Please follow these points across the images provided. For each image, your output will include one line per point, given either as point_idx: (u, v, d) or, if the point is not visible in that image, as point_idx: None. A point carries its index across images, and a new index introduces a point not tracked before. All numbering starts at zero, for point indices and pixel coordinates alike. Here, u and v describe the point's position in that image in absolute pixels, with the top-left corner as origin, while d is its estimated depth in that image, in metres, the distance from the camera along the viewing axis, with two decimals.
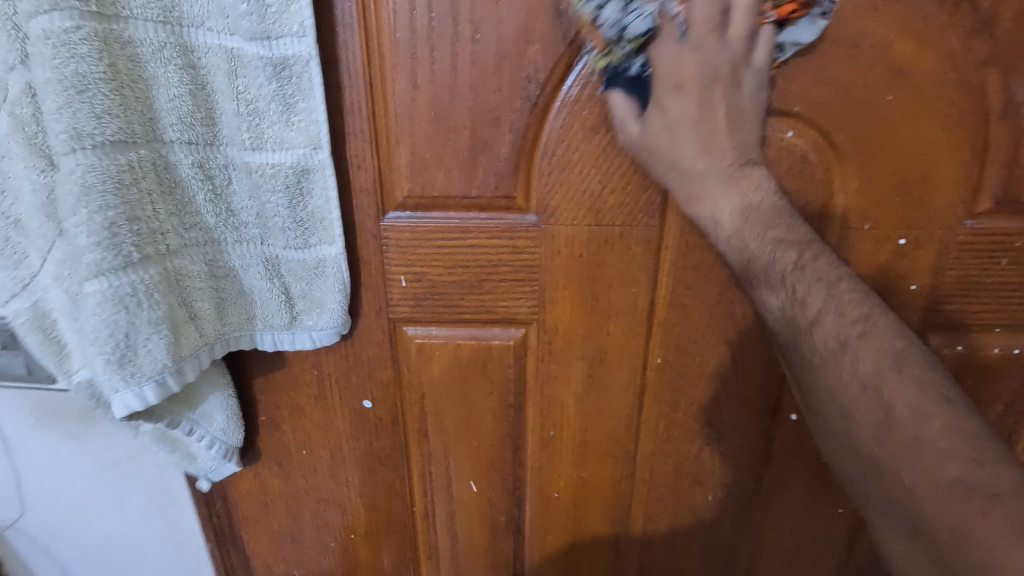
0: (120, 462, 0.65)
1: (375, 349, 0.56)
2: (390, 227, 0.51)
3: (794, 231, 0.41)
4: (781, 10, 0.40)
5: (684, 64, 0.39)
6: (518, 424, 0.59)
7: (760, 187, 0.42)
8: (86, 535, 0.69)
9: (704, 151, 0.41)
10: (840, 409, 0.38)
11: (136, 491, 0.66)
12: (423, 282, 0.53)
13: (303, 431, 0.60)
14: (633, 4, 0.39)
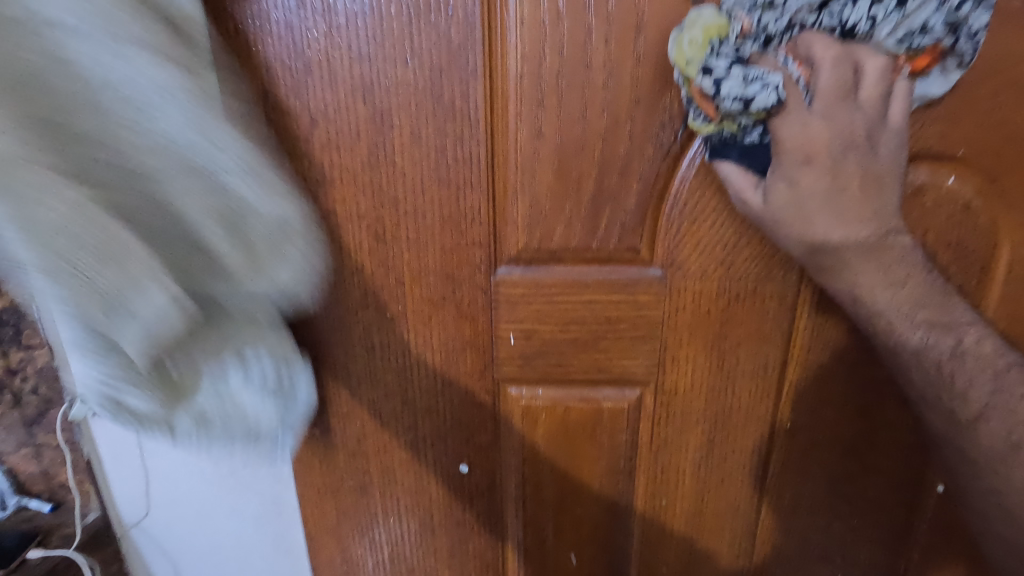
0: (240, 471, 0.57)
1: (476, 411, 0.52)
2: (501, 282, 0.47)
3: (947, 311, 0.38)
4: (915, 63, 0.36)
5: (821, 133, 0.34)
6: (627, 492, 0.54)
7: (907, 259, 0.37)
8: (191, 543, 0.62)
9: (841, 228, 0.36)
10: (1002, 509, 0.38)
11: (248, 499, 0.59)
12: (533, 340, 0.49)
13: (392, 497, 0.56)
14: (752, 73, 0.33)
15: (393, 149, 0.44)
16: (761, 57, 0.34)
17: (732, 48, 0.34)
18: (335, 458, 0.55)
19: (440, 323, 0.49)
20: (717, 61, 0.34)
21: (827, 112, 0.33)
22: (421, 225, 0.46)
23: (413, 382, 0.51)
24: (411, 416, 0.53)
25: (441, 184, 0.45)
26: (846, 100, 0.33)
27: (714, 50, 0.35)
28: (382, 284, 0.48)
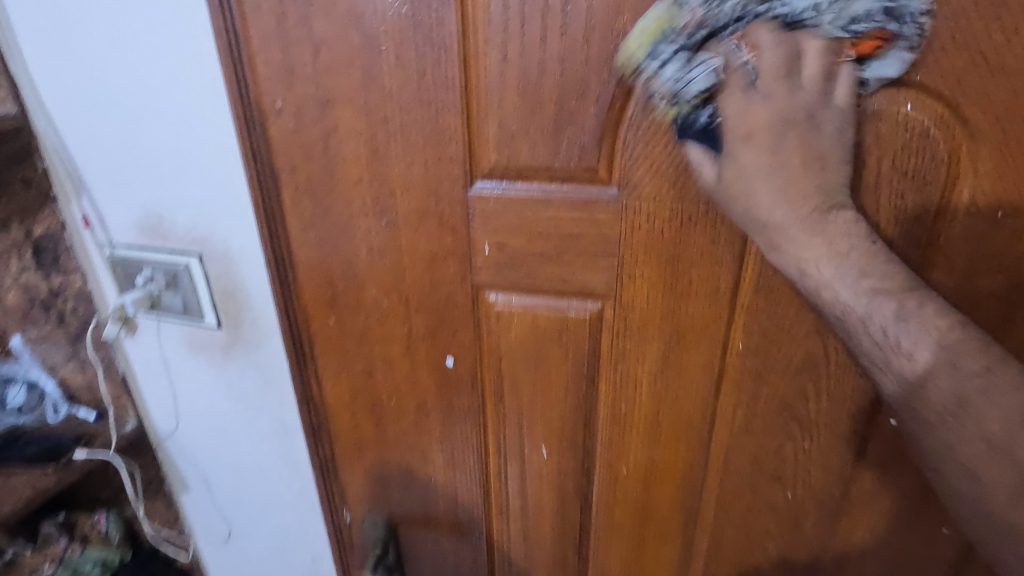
0: (249, 394, 0.82)
1: (459, 312, 0.59)
2: (476, 196, 0.53)
3: (888, 278, 0.40)
4: (859, 46, 0.39)
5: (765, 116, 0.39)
6: (590, 396, 0.60)
7: (850, 234, 0.41)
8: (217, 450, 0.89)
9: (783, 203, 0.40)
10: (966, 468, 0.38)
11: (265, 415, 0.83)
12: (505, 251, 0.55)
13: (392, 382, 0.66)
14: (695, 59, 0.40)
15: (381, 72, 0.50)
16: (712, 45, 0.40)
17: (675, 42, 0.41)
18: (346, 345, 0.65)
19: (426, 230, 0.56)
20: (663, 59, 0.42)
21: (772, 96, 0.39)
22: (407, 141, 0.53)
23: (405, 283, 0.60)
24: (405, 313, 0.61)
25: (422, 105, 0.51)
26: (775, 80, 0.39)
27: (657, 49, 0.42)
28: (377, 193, 0.56)
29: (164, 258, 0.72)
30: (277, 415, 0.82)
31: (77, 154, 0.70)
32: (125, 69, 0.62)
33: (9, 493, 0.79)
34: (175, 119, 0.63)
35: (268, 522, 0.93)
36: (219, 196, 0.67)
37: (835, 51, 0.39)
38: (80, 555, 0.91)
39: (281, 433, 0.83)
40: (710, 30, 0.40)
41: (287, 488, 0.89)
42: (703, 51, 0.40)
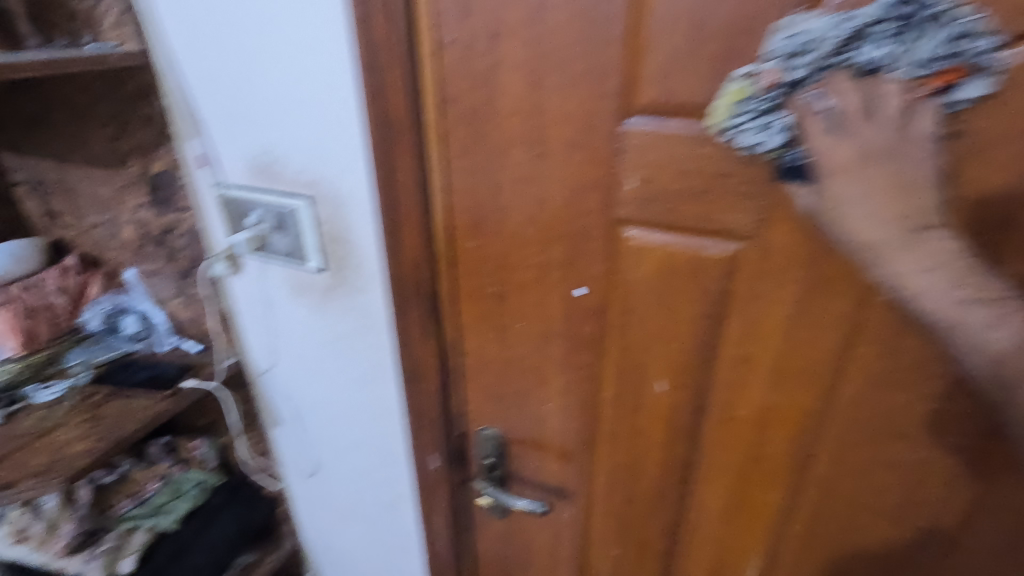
0: (345, 342, 0.90)
1: (596, 245, 0.63)
2: (628, 130, 0.56)
3: (986, 288, 0.40)
4: (943, 78, 0.42)
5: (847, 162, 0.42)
6: (717, 334, 0.62)
7: (942, 249, 0.41)
8: (316, 387, 0.99)
9: (873, 216, 0.42)
10: None
11: (353, 363, 0.91)
12: (651, 186, 0.57)
13: (523, 307, 0.72)
14: (846, 47, 0.43)
15: (550, 6, 0.53)
16: (846, 64, 0.43)
17: (760, 101, 0.47)
18: (484, 268, 0.71)
19: (575, 162, 0.59)
20: (745, 118, 0.49)
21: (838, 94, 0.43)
22: (567, 75, 0.55)
23: (548, 213, 0.64)
24: (543, 242, 0.66)
25: (588, 39, 0.53)
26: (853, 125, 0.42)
27: (738, 110, 0.49)
28: (532, 124, 0.59)
29: (273, 199, 0.81)
30: (370, 364, 0.88)
31: (196, 104, 0.80)
32: (243, 26, 0.70)
33: (130, 416, 0.91)
34: (296, 73, 0.69)
35: (366, 457, 1.00)
36: (337, 148, 0.71)
37: (913, 88, 0.42)
38: (183, 474, 1.18)
39: (365, 381, 0.91)
40: (835, 45, 0.43)
41: (378, 438, 0.96)
42: (782, 109, 0.46)
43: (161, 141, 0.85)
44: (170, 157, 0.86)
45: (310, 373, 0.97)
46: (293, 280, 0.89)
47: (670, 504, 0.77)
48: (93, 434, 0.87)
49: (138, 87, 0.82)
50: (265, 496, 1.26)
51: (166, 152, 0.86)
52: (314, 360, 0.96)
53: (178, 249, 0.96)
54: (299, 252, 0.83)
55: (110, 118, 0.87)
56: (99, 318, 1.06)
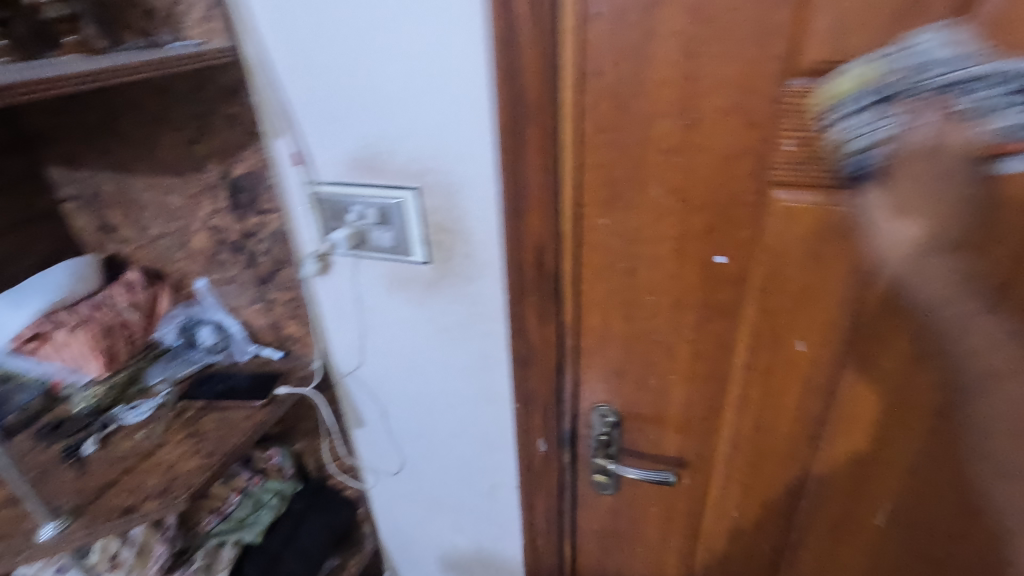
0: (451, 330, 0.89)
1: (743, 210, 0.63)
2: (790, 92, 0.56)
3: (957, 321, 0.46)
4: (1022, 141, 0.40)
5: (901, 245, 0.43)
6: (869, 292, 0.63)
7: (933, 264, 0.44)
8: (412, 383, 0.98)
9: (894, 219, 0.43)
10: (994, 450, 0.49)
11: (460, 350, 0.90)
12: (810, 147, 0.58)
13: (656, 280, 0.72)
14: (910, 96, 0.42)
15: None
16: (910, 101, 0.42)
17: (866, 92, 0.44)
18: (614, 245, 0.71)
19: (728, 128, 0.59)
20: (852, 107, 0.45)
21: (911, 206, 0.42)
22: (728, 42, 0.56)
23: (693, 183, 0.64)
24: (686, 213, 0.66)
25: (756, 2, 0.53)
26: (953, 128, 0.40)
27: (855, 92, 0.46)
28: (686, 94, 0.59)
29: (377, 193, 0.79)
30: (479, 349, 0.88)
31: (288, 100, 0.77)
32: (355, 14, 0.67)
33: (233, 424, 0.89)
34: (418, 57, 0.67)
35: (468, 443, 1.00)
36: (458, 132, 0.71)
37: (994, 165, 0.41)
38: (262, 486, 1.15)
39: (472, 367, 0.91)
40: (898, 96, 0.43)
41: (481, 422, 0.97)
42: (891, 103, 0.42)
43: (246, 142, 0.82)
44: (256, 158, 0.83)
45: (409, 367, 0.96)
46: (393, 276, 0.87)
47: (796, 463, 0.79)
48: (201, 448, 0.85)
49: (225, 84, 0.78)
50: (344, 497, 1.23)
51: (251, 152, 0.83)
52: (414, 353, 0.94)
53: (259, 253, 0.93)
54: (406, 245, 0.82)
55: (192, 122, 0.84)
56: (173, 332, 1.03)
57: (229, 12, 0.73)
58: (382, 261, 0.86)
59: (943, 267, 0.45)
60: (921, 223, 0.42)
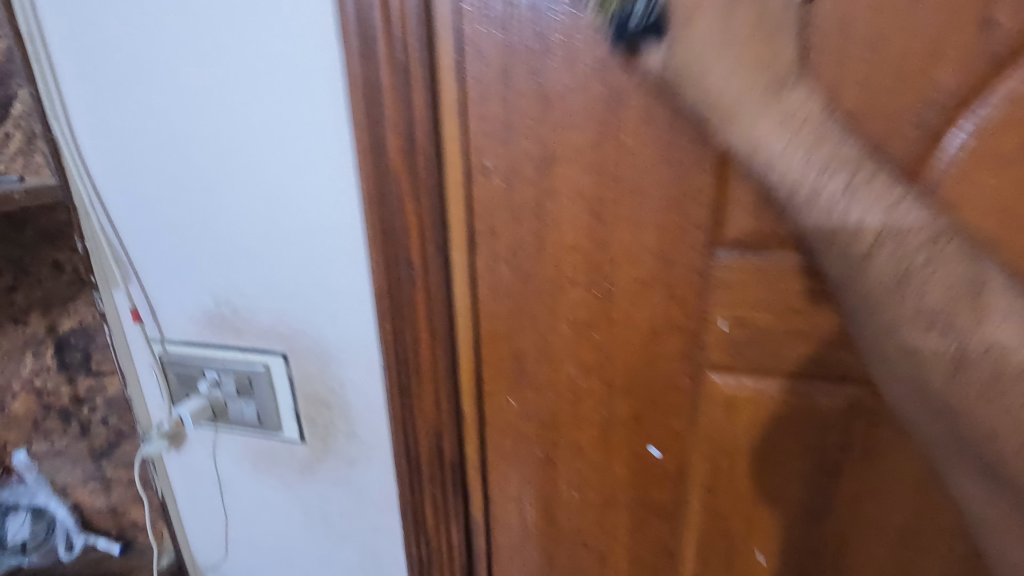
0: (330, 522, 0.71)
1: (676, 396, 0.52)
2: (718, 266, 0.46)
3: (840, 153, 0.32)
4: None
5: (723, 83, 0.33)
6: (827, 492, 0.52)
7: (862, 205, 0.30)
8: None
9: (749, 60, 0.32)
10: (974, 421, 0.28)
11: (345, 547, 0.72)
12: (745, 329, 0.48)
13: (577, 470, 0.58)
14: None
15: (622, 127, 0.44)
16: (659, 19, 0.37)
17: None
18: (525, 427, 0.58)
19: (647, 302, 0.49)
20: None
21: (771, 162, 0.32)
22: (640, 205, 0.46)
23: (613, 361, 0.52)
24: (607, 395, 0.54)
25: (670, 164, 0.44)
26: None
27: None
28: (594, 262, 0.49)
29: (237, 359, 0.64)
30: (366, 547, 0.70)
31: (128, 244, 0.63)
32: (202, 153, 0.56)
33: None
34: (274, 204, 0.55)
35: None
36: (326, 294, 0.57)
37: None
38: None
39: (359, 568, 0.72)
40: None
41: None
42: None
43: (75, 293, 0.66)
44: (88, 312, 0.67)
45: (282, 563, 0.76)
46: (263, 454, 0.70)
47: None
48: None
49: (48, 227, 0.63)
50: None
51: (83, 306, 0.66)
52: (287, 548, 0.75)
53: (93, 422, 0.74)
54: (275, 420, 0.66)
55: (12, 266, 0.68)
56: None
57: (56, 146, 0.60)
58: (247, 437, 0.69)
59: (830, 163, 0.31)
60: (812, 167, 0.31)
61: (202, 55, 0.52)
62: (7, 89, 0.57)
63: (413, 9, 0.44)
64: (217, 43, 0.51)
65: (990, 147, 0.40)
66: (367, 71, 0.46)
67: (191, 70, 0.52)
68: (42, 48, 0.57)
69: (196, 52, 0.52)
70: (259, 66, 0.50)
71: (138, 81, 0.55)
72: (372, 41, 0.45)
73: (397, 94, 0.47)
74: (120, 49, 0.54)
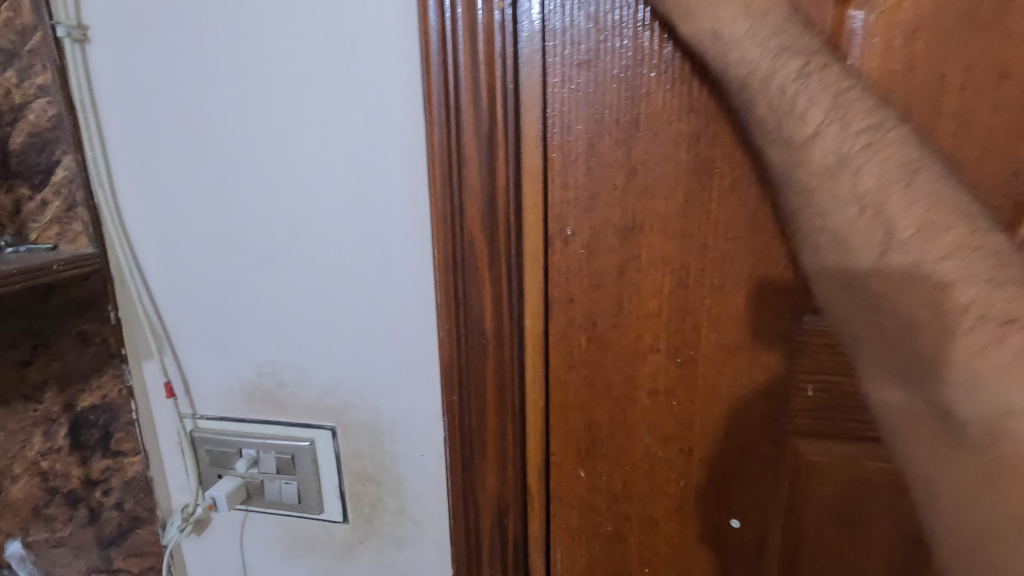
0: None
1: (760, 464, 0.50)
2: (805, 331, 0.46)
3: (856, 103, 0.34)
4: None
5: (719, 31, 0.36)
6: (920, 566, 0.50)
7: (863, 168, 0.32)
8: None
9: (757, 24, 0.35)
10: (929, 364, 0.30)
11: None
12: (832, 395, 0.47)
13: (650, 547, 0.55)
14: None
15: (709, 195, 0.45)
16: None
17: None
18: (596, 501, 0.55)
19: (732, 368, 0.48)
20: None
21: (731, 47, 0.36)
22: (726, 270, 0.46)
23: (694, 429, 0.50)
24: (686, 465, 0.52)
25: (758, 230, 0.45)
26: None
27: None
28: (676, 328, 0.48)
29: (281, 432, 0.60)
30: None
31: (169, 313, 0.60)
32: (261, 220, 0.55)
33: None
34: (338, 271, 0.54)
35: None
36: (389, 362, 0.55)
37: None
38: None
39: None
40: None
41: None
42: None
43: (99, 366, 0.61)
44: (113, 385, 0.62)
45: None
46: (298, 538, 0.65)
47: None
48: None
49: (76, 296, 0.59)
50: None
51: (107, 379, 0.62)
52: None
53: (105, 505, 0.65)
54: (315, 499, 0.61)
55: None
56: None
57: (96, 214, 0.57)
58: (281, 518, 0.64)
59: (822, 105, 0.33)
60: (785, 71, 0.34)
61: (271, 125, 0.51)
62: (49, 154, 0.55)
63: (501, 83, 0.45)
64: (288, 114, 0.51)
65: None
66: (450, 140, 0.46)
67: (259, 139, 0.52)
68: (95, 116, 0.56)
69: (266, 122, 0.52)
70: (332, 136, 0.50)
71: (198, 149, 0.54)
72: (457, 112, 0.45)
73: (480, 162, 0.46)
74: (180, 116, 0.54)
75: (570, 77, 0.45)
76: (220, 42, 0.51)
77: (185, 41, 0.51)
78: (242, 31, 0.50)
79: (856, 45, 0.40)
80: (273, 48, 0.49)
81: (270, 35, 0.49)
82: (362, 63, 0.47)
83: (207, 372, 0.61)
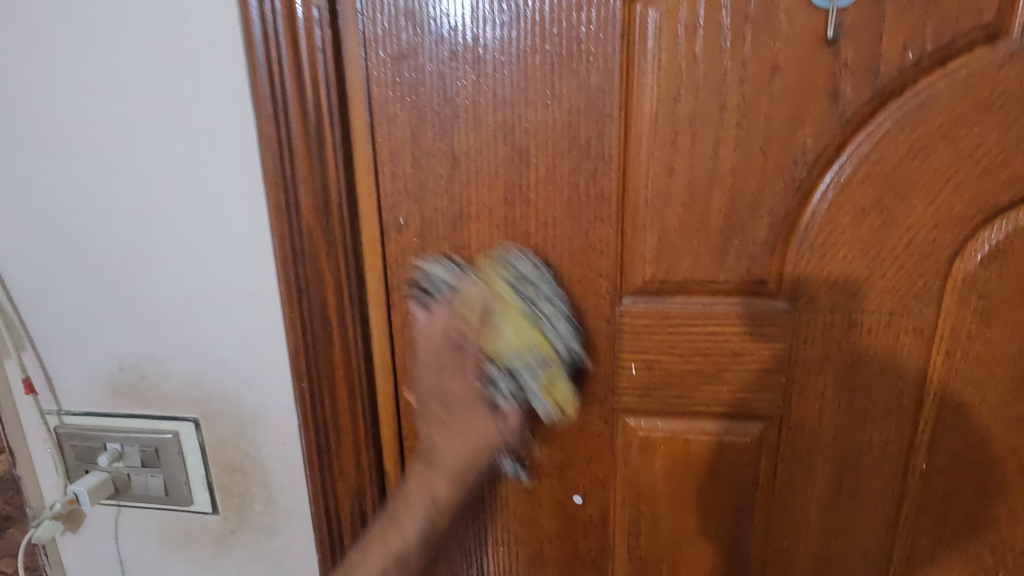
0: None
1: (594, 441, 0.53)
2: (625, 312, 0.49)
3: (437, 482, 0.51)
4: None
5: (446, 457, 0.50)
6: (746, 533, 0.53)
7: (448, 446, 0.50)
8: None
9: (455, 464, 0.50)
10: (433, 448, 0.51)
11: None
12: (654, 371, 0.50)
13: (503, 526, 0.57)
14: None
15: (527, 185, 0.47)
16: None
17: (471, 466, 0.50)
18: None
19: None
20: None
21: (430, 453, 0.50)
22: (549, 256, 0.48)
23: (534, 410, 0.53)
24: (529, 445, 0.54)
25: (574, 217, 0.47)
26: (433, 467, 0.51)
27: None
28: None
29: (145, 425, 0.60)
30: None
31: (27, 310, 0.59)
32: (110, 216, 0.54)
33: None
34: (190, 265, 0.54)
35: None
36: (247, 353, 0.56)
37: None
38: None
39: None
40: None
41: None
42: None
43: None
44: None
45: None
46: (171, 530, 0.65)
47: None
48: None
49: None
50: None
51: None
52: None
53: None
54: (183, 492, 0.62)
55: None
56: None
57: None
58: (152, 512, 0.64)
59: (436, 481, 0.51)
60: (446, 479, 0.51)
61: (110, 117, 0.51)
62: None
63: (322, 74, 0.46)
64: (124, 107, 0.50)
65: (849, 199, 0.43)
66: (279, 133, 0.47)
67: (98, 130, 0.51)
68: None
69: (105, 116, 0.51)
70: (168, 126, 0.50)
71: (40, 142, 0.53)
72: (284, 105, 0.46)
73: (310, 157, 0.48)
74: (16, 105, 0.52)
75: (391, 69, 0.46)
76: (47, 29, 0.49)
77: (13, 25, 0.49)
78: (68, 19, 0.48)
79: (646, 38, 0.43)
80: (104, 40, 0.48)
81: (98, 27, 0.48)
82: (192, 55, 0.47)
83: (70, 364, 0.61)
